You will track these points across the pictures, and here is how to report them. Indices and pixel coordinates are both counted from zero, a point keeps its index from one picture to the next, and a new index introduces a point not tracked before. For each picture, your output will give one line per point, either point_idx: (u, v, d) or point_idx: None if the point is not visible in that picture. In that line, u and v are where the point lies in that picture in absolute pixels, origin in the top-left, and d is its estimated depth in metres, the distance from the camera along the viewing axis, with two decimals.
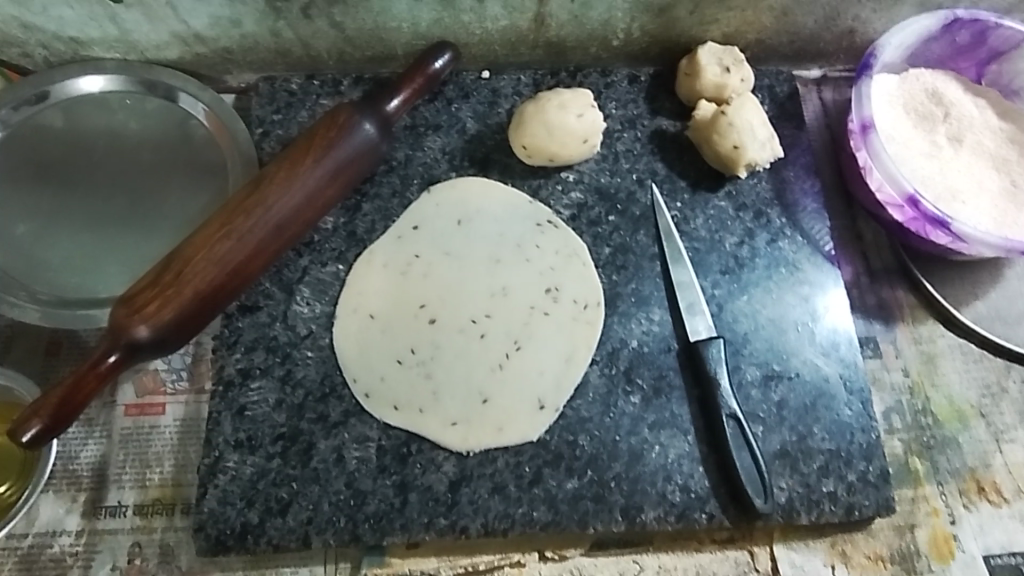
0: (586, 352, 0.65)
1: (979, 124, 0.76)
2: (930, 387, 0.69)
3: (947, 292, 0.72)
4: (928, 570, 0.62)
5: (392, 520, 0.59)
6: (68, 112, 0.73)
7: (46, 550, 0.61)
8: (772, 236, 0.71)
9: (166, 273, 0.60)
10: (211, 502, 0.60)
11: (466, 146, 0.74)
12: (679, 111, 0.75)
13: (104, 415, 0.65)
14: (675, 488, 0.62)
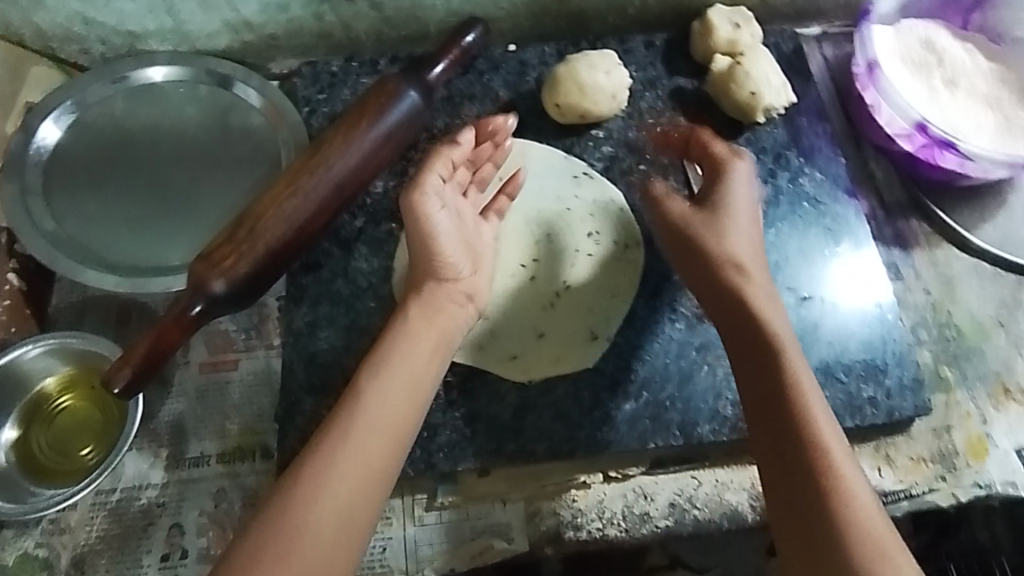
0: (630, 287, 0.70)
1: (973, 67, 0.83)
2: (951, 304, 0.74)
3: (958, 218, 0.78)
4: (967, 467, 0.67)
5: (464, 448, 0.63)
6: (127, 101, 0.76)
7: (134, 503, 0.64)
8: (793, 176, 0.76)
9: (239, 230, 0.63)
10: (292, 443, 0.64)
11: (501, 112, 0.79)
12: (696, 69, 0.81)
13: (178, 374, 0.68)
14: (726, 403, 0.66)
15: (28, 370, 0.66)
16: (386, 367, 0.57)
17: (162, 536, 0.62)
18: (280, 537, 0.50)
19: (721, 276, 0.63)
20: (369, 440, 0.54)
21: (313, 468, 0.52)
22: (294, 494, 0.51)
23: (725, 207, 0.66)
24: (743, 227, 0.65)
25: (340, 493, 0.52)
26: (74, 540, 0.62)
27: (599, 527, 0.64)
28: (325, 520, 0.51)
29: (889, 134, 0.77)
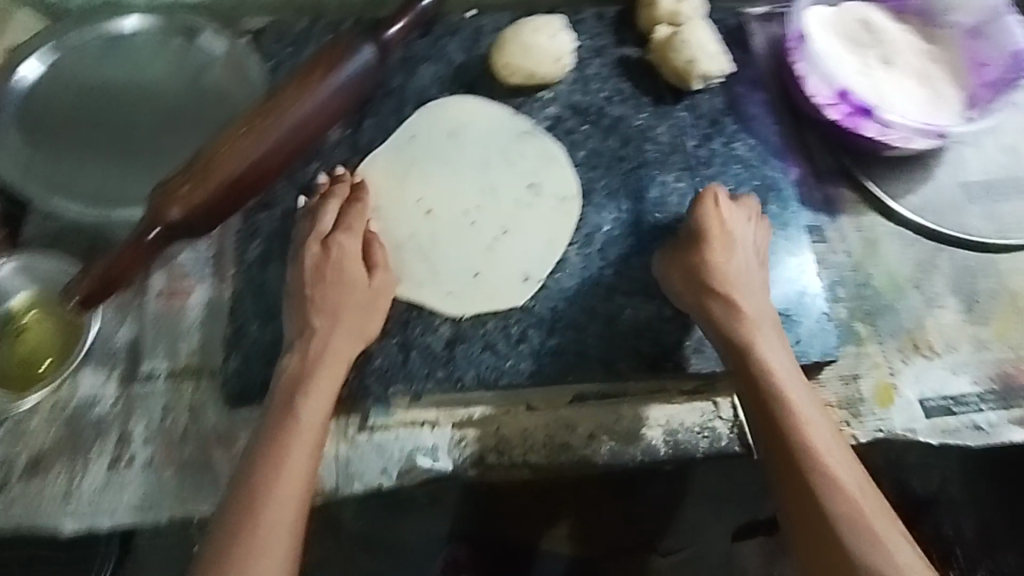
0: (565, 236, 0.74)
1: (904, 46, 0.87)
2: (870, 264, 0.79)
3: (883, 187, 0.82)
4: (871, 412, 0.71)
5: (396, 372, 0.68)
6: (101, 48, 0.80)
7: (88, 413, 0.68)
8: (727, 140, 0.81)
9: (197, 163, 0.68)
10: (237, 363, 0.68)
11: (455, 73, 0.83)
12: (642, 40, 0.86)
13: (136, 300, 0.73)
14: (645, 342, 0.70)
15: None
16: (309, 391, 0.62)
17: (113, 443, 0.67)
18: (240, 559, 0.55)
19: (716, 310, 0.67)
20: (304, 461, 0.59)
21: (260, 491, 0.57)
22: (245, 517, 0.56)
23: (710, 237, 0.68)
24: (732, 253, 0.68)
25: (290, 510, 0.57)
26: (32, 443, 0.67)
27: (521, 453, 0.69)
28: (287, 537, 0.57)
29: (816, 103, 0.82)
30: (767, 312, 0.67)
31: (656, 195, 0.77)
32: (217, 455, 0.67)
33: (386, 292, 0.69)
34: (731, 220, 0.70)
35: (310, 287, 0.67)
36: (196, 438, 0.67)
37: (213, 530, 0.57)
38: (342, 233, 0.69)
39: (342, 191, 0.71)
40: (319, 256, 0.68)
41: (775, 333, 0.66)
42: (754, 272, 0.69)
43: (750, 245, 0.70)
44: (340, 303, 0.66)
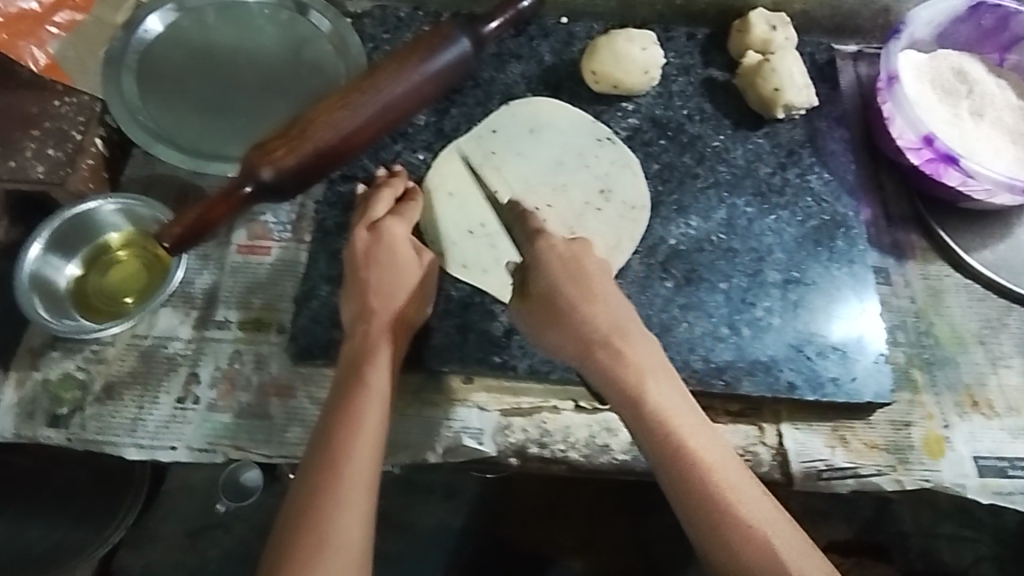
0: (630, 243, 0.75)
1: (999, 101, 0.85)
2: (935, 314, 0.78)
3: (957, 238, 0.81)
4: (920, 462, 0.70)
5: (451, 351, 0.71)
6: (219, 13, 0.86)
7: (162, 350, 0.73)
8: (802, 171, 0.81)
9: (293, 128, 0.72)
10: (305, 320, 0.71)
11: (542, 74, 0.86)
12: (729, 64, 0.87)
13: (218, 251, 0.77)
14: (697, 357, 0.71)
15: (99, 220, 0.75)
16: (372, 369, 0.64)
17: (180, 380, 0.71)
18: (320, 531, 0.58)
19: (589, 353, 0.63)
20: (371, 438, 0.62)
21: (335, 467, 0.60)
22: (324, 492, 0.59)
23: (580, 273, 0.65)
24: (591, 291, 0.65)
25: (363, 485, 0.61)
26: (109, 370, 0.72)
27: (562, 448, 0.70)
28: (362, 510, 0.60)
29: (899, 146, 0.81)
30: (645, 346, 0.63)
31: (725, 216, 0.78)
32: (276, 406, 0.70)
33: (430, 273, 0.71)
34: (569, 251, 0.66)
35: (362, 269, 0.69)
36: (258, 387, 0.71)
37: (293, 501, 0.60)
38: (393, 219, 0.71)
39: (398, 185, 0.74)
40: (369, 240, 0.70)
41: (655, 371, 0.61)
42: (617, 308, 0.65)
43: (609, 280, 0.66)
44: (393, 287, 0.68)
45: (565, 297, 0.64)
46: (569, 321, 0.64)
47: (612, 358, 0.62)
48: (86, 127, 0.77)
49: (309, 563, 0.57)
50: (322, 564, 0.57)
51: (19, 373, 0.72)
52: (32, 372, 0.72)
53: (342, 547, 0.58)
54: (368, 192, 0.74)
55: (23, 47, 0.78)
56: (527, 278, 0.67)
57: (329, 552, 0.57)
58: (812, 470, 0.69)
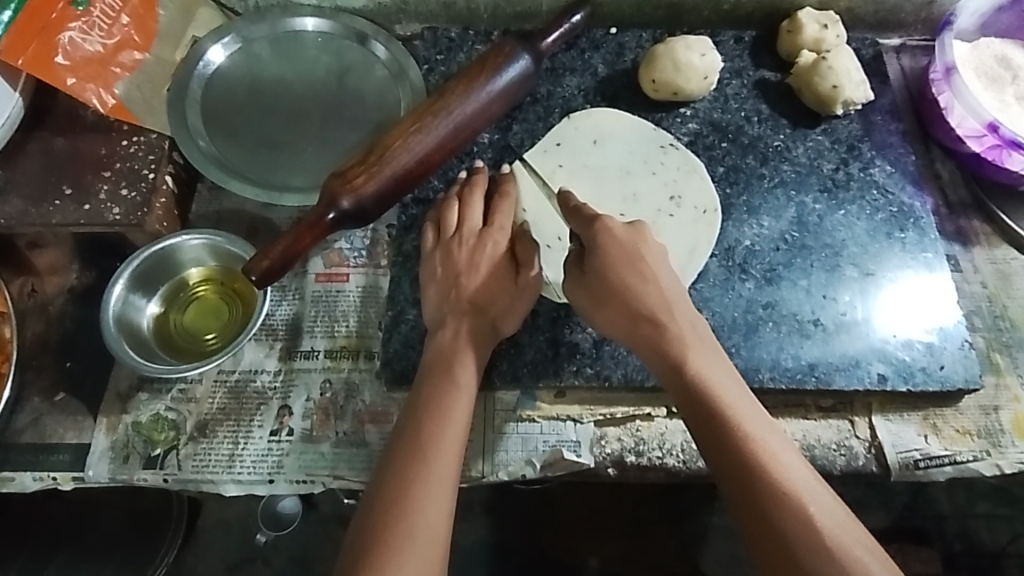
0: (707, 246, 0.76)
1: None
2: (1006, 297, 0.79)
3: (1018, 220, 0.83)
4: (1012, 445, 0.71)
5: (546, 366, 0.71)
6: (274, 45, 0.86)
7: (251, 384, 0.72)
8: (864, 165, 0.82)
9: (371, 154, 0.72)
10: (396, 345, 0.72)
11: (598, 86, 0.86)
12: (781, 65, 0.88)
13: (296, 282, 0.77)
14: (787, 356, 0.71)
15: (181, 257, 0.75)
16: (460, 367, 0.66)
17: (274, 414, 0.71)
18: (409, 518, 0.57)
19: (647, 331, 0.63)
20: (457, 432, 0.62)
21: (422, 455, 0.60)
22: (411, 484, 0.59)
23: (634, 254, 0.65)
24: (647, 275, 0.64)
25: (449, 475, 0.60)
26: (199, 409, 0.71)
27: (658, 456, 0.70)
28: (449, 497, 0.59)
29: (959, 134, 0.83)
30: (694, 332, 0.62)
31: (795, 214, 0.79)
32: (372, 433, 0.70)
33: (530, 289, 0.70)
34: (629, 238, 0.66)
35: (465, 275, 0.70)
36: (353, 415, 0.71)
37: (378, 493, 0.59)
38: (495, 228, 0.73)
39: (481, 183, 0.77)
40: (471, 244, 0.72)
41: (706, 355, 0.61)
42: (673, 293, 0.64)
43: (664, 266, 0.66)
44: (490, 290, 0.70)
45: (621, 280, 0.64)
46: (625, 304, 0.63)
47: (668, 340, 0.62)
48: (158, 165, 0.76)
49: (399, 549, 0.55)
50: (409, 553, 0.56)
51: (110, 418, 0.71)
52: (123, 416, 0.71)
53: (431, 536, 0.57)
54: (456, 204, 0.75)
55: (90, 89, 0.76)
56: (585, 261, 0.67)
57: (416, 539, 0.56)
58: (910, 461, 0.70)
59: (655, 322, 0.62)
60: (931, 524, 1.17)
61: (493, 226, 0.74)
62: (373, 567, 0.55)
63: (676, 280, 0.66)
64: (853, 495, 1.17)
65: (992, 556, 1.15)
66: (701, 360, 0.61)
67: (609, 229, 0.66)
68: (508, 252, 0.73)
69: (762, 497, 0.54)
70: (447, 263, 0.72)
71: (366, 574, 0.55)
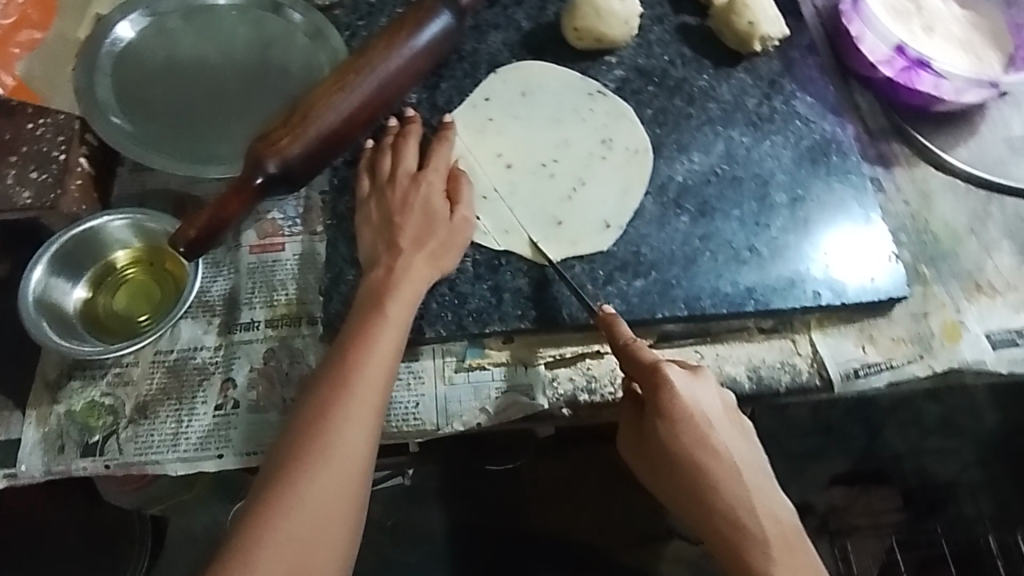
0: (640, 185, 0.77)
1: (945, 14, 0.90)
2: (928, 213, 0.82)
3: (933, 142, 0.86)
4: (941, 348, 0.74)
5: (491, 313, 0.71)
6: (186, 18, 0.83)
7: (190, 361, 0.70)
8: (786, 99, 0.85)
9: (294, 115, 0.71)
10: (337, 305, 0.71)
11: (523, 40, 0.87)
12: (699, 8, 0.90)
13: (230, 255, 0.75)
14: (726, 283, 0.73)
15: (103, 239, 0.72)
16: (391, 299, 0.66)
17: (216, 388, 0.69)
18: (326, 439, 0.60)
19: (705, 505, 0.62)
20: (383, 359, 0.64)
21: (345, 381, 0.62)
22: (331, 405, 0.61)
23: (700, 425, 0.62)
24: (713, 445, 0.62)
25: (372, 401, 0.62)
26: (137, 391, 0.69)
27: (610, 392, 0.71)
28: (371, 421, 0.62)
29: (872, 62, 0.87)
30: (763, 506, 0.62)
31: (723, 149, 0.81)
32: None
33: (464, 233, 0.71)
34: (694, 404, 0.62)
35: (399, 214, 0.70)
36: (298, 381, 0.69)
37: (300, 414, 0.62)
38: (429, 170, 0.73)
39: (414, 132, 0.76)
40: (408, 188, 0.72)
41: (783, 544, 0.61)
42: (737, 459, 0.63)
43: (730, 431, 0.63)
44: (427, 226, 0.70)
45: (687, 449, 0.62)
46: (688, 477, 0.62)
47: (728, 510, 0.62)
48: (69, 145, 0.74)
49: (313, 466, 0.59)
50: (324, 471, 0.59)
51: (40, 409, 0.68)
52: (55, 405, 0.68)
53: (347, 456, 0.60)
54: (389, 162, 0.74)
55: None
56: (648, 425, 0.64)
57: (332, 459, 0.60)
58: (849, 372, 0.73)
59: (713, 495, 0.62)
60: (890, 465, 1.20)
61: (428, 168, 0.73)
62: (288, 481, 0.59)
63: (743, 440, 0.64)
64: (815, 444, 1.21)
65: (945, 487, 1.19)
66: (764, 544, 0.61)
67: (673, 394, 0.62)
68: (445, 195, 0.73)
69: None
70: (382, 205, 0.72)
71: (280, 487, 0.59)
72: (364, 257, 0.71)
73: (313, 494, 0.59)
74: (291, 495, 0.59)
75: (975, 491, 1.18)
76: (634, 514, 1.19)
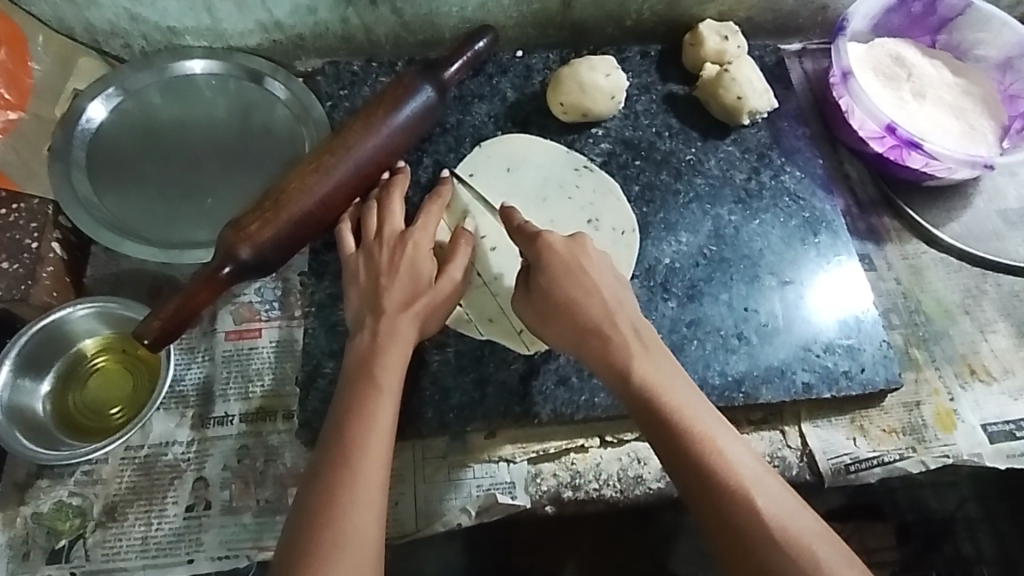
0: (627, 268, 0.76)
1: (936, 81, 0.88)
2: (920, 291, 0.81)
3: (925, 215, 0.85)
4: (935, 437, 0.72)
5: (474, 409, 0.69)
6: (165, 91, 0.82)
7: (161, 458, 0.68)
8: (775, 173, 0.83)
9: (266, 200, 0.69)
10: (315, 400, 0.68)
11: (508, 111, 0.85)
12: (687, 77, 0.88)
13: (205, 342, 0.73)
14: (714, 373, 0.71)
15: (72, 330, 0.71)
16: (383, 370, 0.63)
17: (188, 488, 0.67)
18: (336, 525, 0.55)
19: (589, 345, 0.63)
20: (383, 437, 0.60)
21: (346, 461, 0.58)
22: (335, 490, 0.56)
23: (574, 265, 0.65)
24: (588, 285, 0.64)
25: (377, 479, 0.58)
26: (106, 490, 0.66)
27: (595, 488, 0.69)
28: (381, 501, 0.58)
29: (862, 136, 0.85)
30: (631, 328, 0.63)
31: (711, 228, 0.79)
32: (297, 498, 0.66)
33: (448, 301, 0.69)
34: (565, 248, 0.66)
35: (386, 276, 0.68)
36: (274, 480, 0.67)
37: (302, 504, 0.57)
38: (418, 230, 0.71)
39: (401, 183, 0.76)
40: (394, 246, 0.70)
41: (648, 351, 0.62)
42: (613, 301, 0.64)
43: (602, 264, 0.66)
44: (413, 294, 0.67)
45: (558, 289, 0.64)
46: (566, 321, 0.64)
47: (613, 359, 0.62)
48: (42, 232, 0.72)
49: (328, 559, 0.53)
50: (343, 560, 0.54)
51: (6, 512, 0.65)
52: (21, 507, 0.66)
53: (361, 543, 0.55)
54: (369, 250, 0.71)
55: None
56: (529, 277, 0.66)
57: (348, 547, 0.54)
58: (841, 465, 0.71)
59: (597, 328, 0.63)
60: None
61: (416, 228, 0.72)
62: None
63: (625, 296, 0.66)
64: None
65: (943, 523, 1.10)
66: (657, 369, 0.61)
67: (546, 242, 0.66)
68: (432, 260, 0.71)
69: (729, 507, 0.54)
70: (370, 267, 0.70)
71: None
72: (351, 319, 0.68)
73: None
74: None
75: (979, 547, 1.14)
76: None
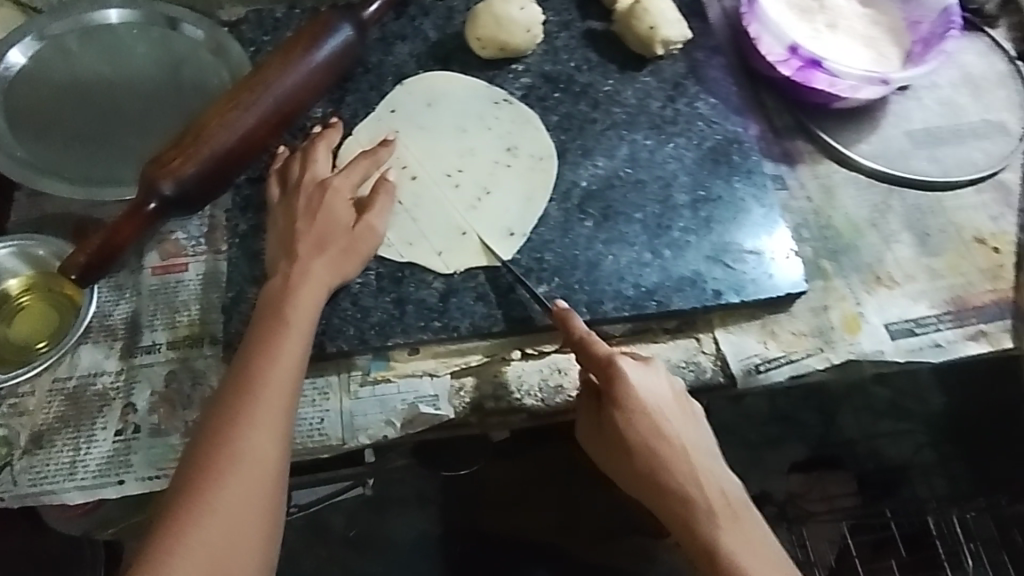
0: (543, 191, 0.78)
1: (847, 13, 0.92)
2: (830, 208, 0.84)
3: (837, 138, 0.88)
4: (841, 339, 0.76)
5: (393, 325, 0.71)
6: (84, 38, 0.82)
7: (89, 388, 0.69)
8: (690, 101, 0.86)
9: (187, 136, 0.70)
10: (237, 324, 0.70)
11: (430, 50, 0.87)
12: (606, 13, 0.91)
13: (131, 278, 0.74)
14: (628, 285, 0.74)
15: None
16: (293, 304, 0.66)
17: (116, 413, 0.68)
18: (232, 445, 0.60)
19: (661, 496, 0.63)
20: (287, 370, 0.63)
21: (251, 388, 0.62)
22: (236, 412, 0.61)
23: (655, 415, 0.63)
24: (668, 438, 0.63)
25: (278, 409, 0.62)
26: (34, 419, 0.68)
27: (517, 398, 0.71)
28: (278, 424, 0.61)
29: (770, 62, 0.88)
30: (709, 482, 0.63)
31: (627, 152, 0.82)
32: None
33: (365, 246, 0.71)
34: (648, 394, 0.64)
35: (303, 221, 0.70)
36: (201, 402, 0.69)
37: (208, 421, 0.62)
38: (338, 177, 0.72)
39: (331, 137, 0.77)
40: (312, 195, 0.71)
41: (731, 517, 0.62)
42: (696, 455, 0.64)
43: (683, 411, 0.65)
44: (328, 233, 0.69)
45: (642, 439, 0.63)
46: (647, 475, 0.63)
47: (689, 513, 0.63)
48: None
49: (221, 473, 0.59)
50: (233, 479, 0.59)
51: None
52: None
53: (253, 466, 0.60)
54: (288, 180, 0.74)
55: None
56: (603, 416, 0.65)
57: (239, 464, 0.59)
58: (751, 367, 0.74)
59: (671, 480, 0.63)
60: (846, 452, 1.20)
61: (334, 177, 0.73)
62: (197, 491, 0.58)
63: (703, 437, 0.65)
64: (771, 434, 1.20)
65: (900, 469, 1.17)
66: (728, 527, 0.62)
67: (626, 385, 0.64)
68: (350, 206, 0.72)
69: None
70: (291, 205, 0.71)
71: (190, 497, 0.58)
72: (269, 261, 0.70)
73: (223, 499, 0.58)
74: (202, 502, 0.58)
75: (928, 471, 1.17)
76: (596, 514, 1.17)
